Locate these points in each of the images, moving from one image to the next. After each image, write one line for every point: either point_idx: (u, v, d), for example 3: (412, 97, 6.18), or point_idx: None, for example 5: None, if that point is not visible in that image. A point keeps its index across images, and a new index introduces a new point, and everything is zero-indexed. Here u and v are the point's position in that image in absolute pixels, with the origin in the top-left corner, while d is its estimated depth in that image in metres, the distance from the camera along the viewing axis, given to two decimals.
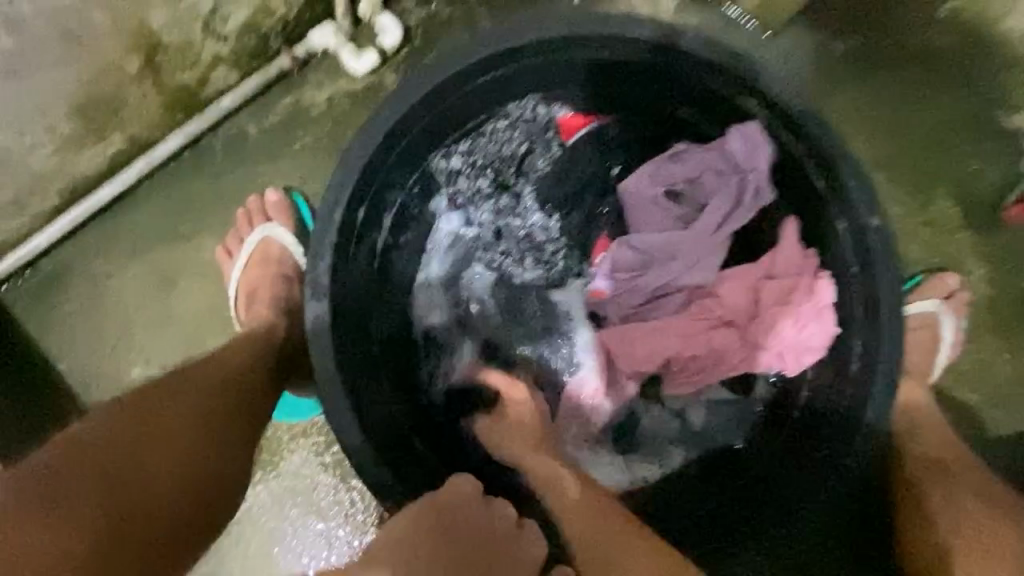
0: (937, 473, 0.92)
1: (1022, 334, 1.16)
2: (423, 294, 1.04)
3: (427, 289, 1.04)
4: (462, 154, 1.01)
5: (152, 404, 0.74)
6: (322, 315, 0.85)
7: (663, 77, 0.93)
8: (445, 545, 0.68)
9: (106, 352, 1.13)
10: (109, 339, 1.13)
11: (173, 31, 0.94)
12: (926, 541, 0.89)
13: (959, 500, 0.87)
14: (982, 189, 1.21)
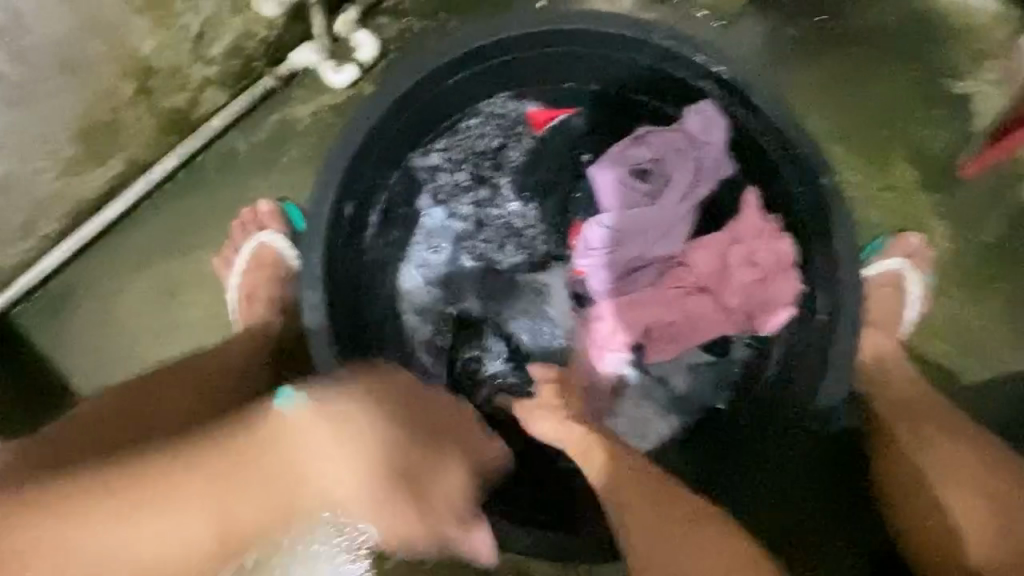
0: (905, 412, 1.01)
1: (985, 286, 1.22)
2: (413, 291, 1.09)
3: (416, 286, 1.09)
4: (440, 151, 1.07)
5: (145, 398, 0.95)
6: (317, 304, 0.93)
7: (615, 70, 1.04)
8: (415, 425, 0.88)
9: (115, 365, 1.19)
10: (118, 353, 1.19)
11: (163, 56, 1.01)
12: (900, 474, 0.98)
13: (927, 434, 0.97)
14: (938, 154, 1.28)
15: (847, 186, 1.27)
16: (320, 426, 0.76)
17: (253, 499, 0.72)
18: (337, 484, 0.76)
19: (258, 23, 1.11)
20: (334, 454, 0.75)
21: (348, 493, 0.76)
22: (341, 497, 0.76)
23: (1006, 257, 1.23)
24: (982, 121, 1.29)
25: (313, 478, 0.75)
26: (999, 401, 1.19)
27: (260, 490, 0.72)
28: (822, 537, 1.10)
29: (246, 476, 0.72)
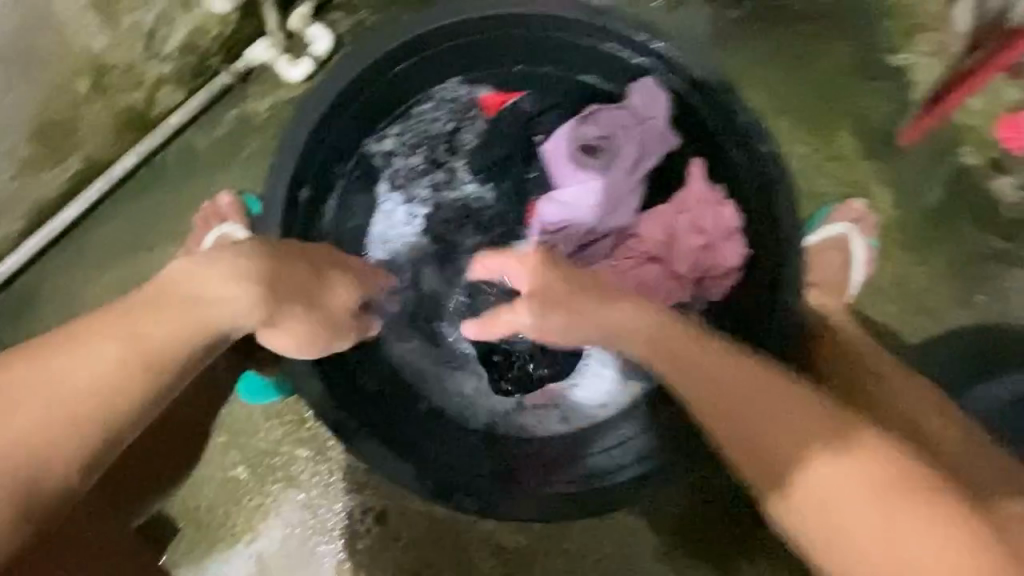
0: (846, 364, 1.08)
1: (929, 247, 1.28)
2: None
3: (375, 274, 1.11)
4: (394, 136, 1.11)
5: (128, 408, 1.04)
6: None
7: (561, 48, 1.08)
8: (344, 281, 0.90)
9: None
10: None
11: (115, 53, 1.03)
12: None
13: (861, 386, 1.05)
14: (879, 123, 1.33)
15: (794, 157, 1.32)
16: (194, 272, 0.74)
17: (165, 329, 0.71)
18: (229, 304, 0.74)
19: (211, 19, 1.13)
20: (231, 295, 0.74)
21: (258, 316, 0.76)
22: (244, 327, 0.76)
23: (947, 218, 1.29)
24: (920, 90, 1.34)
25: (203, 300, 0.73)
26: (947, 356, 1.24)
27: (179, 314, 0.72)
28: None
29: (153, 333, 0.70)
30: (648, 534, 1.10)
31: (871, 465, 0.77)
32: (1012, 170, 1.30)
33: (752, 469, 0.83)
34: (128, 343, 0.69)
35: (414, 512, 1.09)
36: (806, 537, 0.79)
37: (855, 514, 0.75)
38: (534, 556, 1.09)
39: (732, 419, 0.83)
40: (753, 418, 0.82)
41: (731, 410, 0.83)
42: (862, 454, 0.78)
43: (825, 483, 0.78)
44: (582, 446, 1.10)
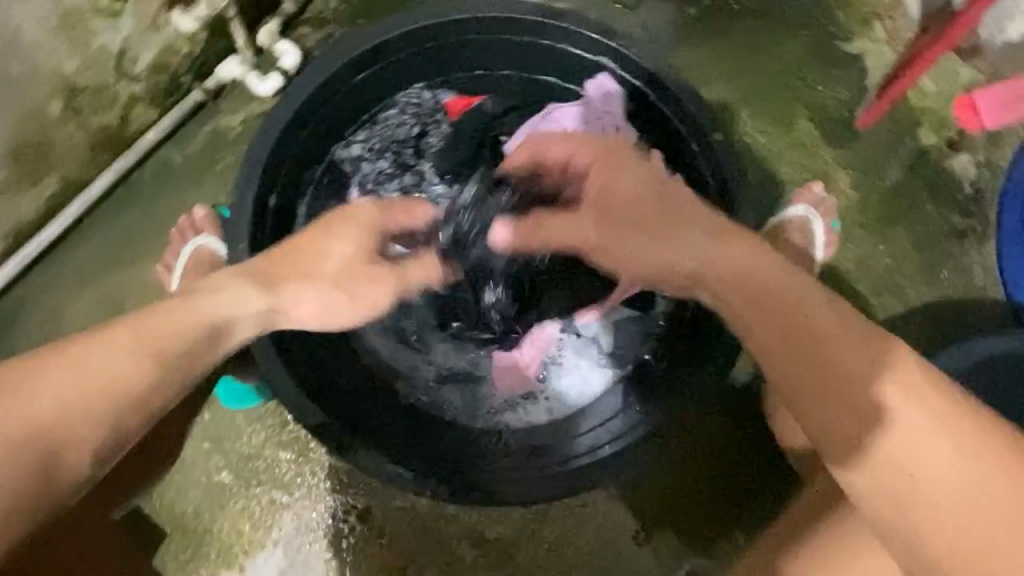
0: None
1: (889, 227, 1.31)
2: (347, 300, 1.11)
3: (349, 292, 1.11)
4: (362, 142, 1.14)
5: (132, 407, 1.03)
6: None
7: (519, 49, 1.13)
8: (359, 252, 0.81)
9: None
10: None
11: (87, 74, 1.07)
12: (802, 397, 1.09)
13: None
14: (837, 108, 1.36)
15: (756, 145, 1.35)
16: (193, 296, 0.72)
17: (173, 330, 0.70)
18: (233, 306, 0.73)
19: (180, 39, 1.17)
20: (221, 298, 0.73)
21: (266, 304, 0.76)
22: (254, 323, 0.76)
23: (906, 198, 1.32)
24: (875, 75, 1.38)
25: (201, 298, 0.72)
26: (913, 333, 1.27)
27: (179, 321, 0.70)
28: (762, 481, 1.13)
29: (157, 327, 0.69)
30: (628, 520, 1.12)
31: (946, 408, 0.69)
32: (967, 148, 1.34)
33: (825, 409, 0.71)
34: (129, 342, 0.67)
35: (396, 508, 1.12)
36: (872, 496, 0.69)
37: (938, 465, 0.67)
38: (515, 546, 1.11)
39: (807, 355, 0.71)
40: (841, 365, 0.70)
41: (810, 345, 0.71)
42: (941, 400, 0.69)
43: (921, 448, 0.67)
44: (563, 434, 1.10)
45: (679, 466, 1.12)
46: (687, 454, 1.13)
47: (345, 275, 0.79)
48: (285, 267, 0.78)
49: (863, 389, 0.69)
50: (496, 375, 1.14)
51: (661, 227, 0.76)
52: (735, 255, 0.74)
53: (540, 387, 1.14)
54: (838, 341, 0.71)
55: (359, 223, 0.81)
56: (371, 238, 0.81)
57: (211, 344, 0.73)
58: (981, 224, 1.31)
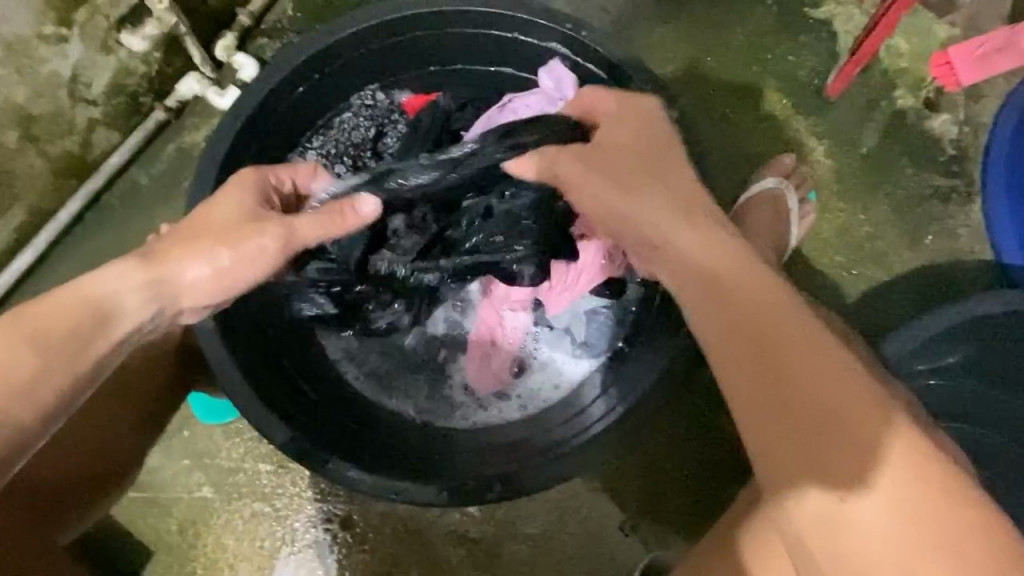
0: None
1: (869, 194, 1.27)
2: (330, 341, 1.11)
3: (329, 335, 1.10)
4: (317, 149, 1.14)
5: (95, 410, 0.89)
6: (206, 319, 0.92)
7: (470, 42, 1.12)
8: (244, 207, 0.80)
9: None
10: None
11: (40, 102, 1.08)
12: None
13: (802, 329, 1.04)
14: (809, 76, 1.32)
15: (728, 120, 1.31)
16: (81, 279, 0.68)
17: (61, 316, 0.65)
18: (118, 282, 0.69)
19: (132, 60, 1.17)
20: (110, 274, 0.69)
21: (151, 276, 0.71)
22: (143, 300, 0.70)
23: (885, 163, 1.28)
24: (847, 39, 1.33)
25: (85, 278, 0.67)
26: (900, 303, 1.23)
27: (67, 309, 0.65)
28: (743, 463, 1.11)
29: (38, 313, 0.64)
30: (611, 509, 1.11)
31: (916, 474, 0.60)
32: (947, 107, 1.29)
33: (779, 426, 0.63)
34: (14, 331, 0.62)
35: (377, 513, 1.11)
36: (801, 530, 0.64)
37: (881, 530, 0.60)
38: (500, 544, 1.11)
39: (770, 368, 0.63)
40: (811, 381, 0.62)
41: (780, 353, 0.63)
42: (916, 462, 0.61)
43: (870, 501, 0.60)
44: (539, 429, 1.09)
45: (661, 451, 1.11)
46: (662, 438, 1.12)
47: (228, 230, 0.76)
48: (172, 240, 0.75)
49: (829, 406, 0.61)
50: (467, 369, 1.12)
51: (650, 185, 0.78)
52: (705, 236, 0.72)
53: (512, 385, 1.12)
54: (815, 360, 0.63)
55: (244, 186, 0.82)
56: (253, 194, 0.82)
57: (103, 328, 0.67)
58: (965, 185, 1.27)
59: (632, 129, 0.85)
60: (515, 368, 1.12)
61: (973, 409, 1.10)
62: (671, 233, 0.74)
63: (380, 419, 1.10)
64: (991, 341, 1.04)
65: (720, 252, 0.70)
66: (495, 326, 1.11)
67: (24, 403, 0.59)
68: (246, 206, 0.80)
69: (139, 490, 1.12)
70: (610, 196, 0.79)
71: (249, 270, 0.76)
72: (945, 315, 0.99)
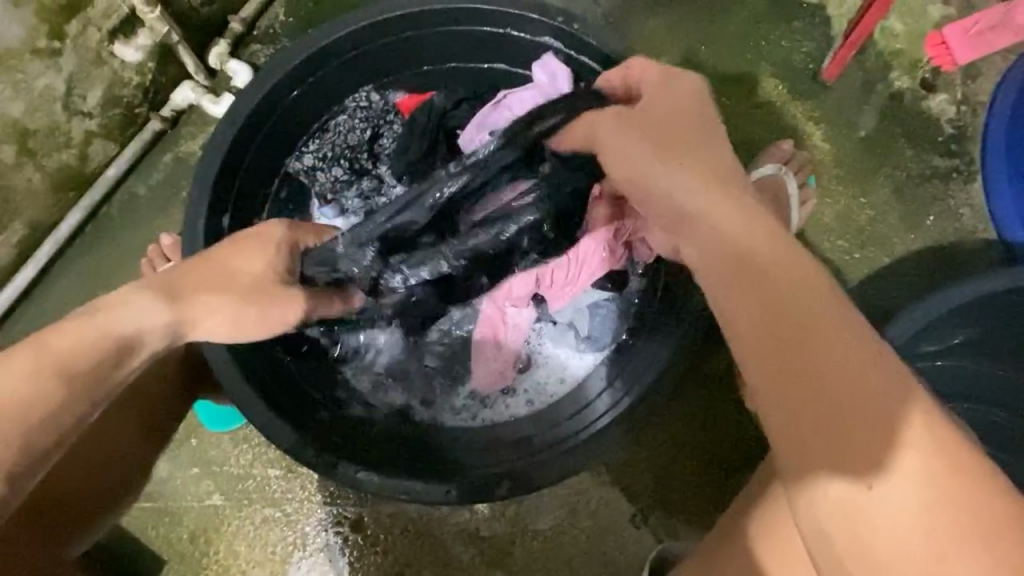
0: None
1: (868, 177, 1.26)
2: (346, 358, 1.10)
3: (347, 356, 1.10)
4: (314, 152, 1.14)
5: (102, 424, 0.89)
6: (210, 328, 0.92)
7: (463, 40, 1.12)
8: (267, 263, 0.76)
9: None
10: None
11: (36, 116, 1.08)
12: None
13: None
14: (804, 61, 1.31)
15: (724, 108, 1.31)
16: (103, 306, 0.65)
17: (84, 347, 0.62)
18: (142, 317, 0.66)
19: (126, 70, 1.17)
20: (135, 308, 0.66)
21: (175, 318, 0.68)
22: (162, 337, 0.68)
23: (884, 145, 1.27)
24: (841, 23, 1.32)
25: (110, 310, 0.65)
26: (903, 285, 1.23)
27: (89, 340, 0.63)
28: (748, 452, 1.11)
29: (62, 345, 0.61)
30: (621, 503, 1.11)
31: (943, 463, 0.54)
32: (943, 87, 1.28)
33: (806, 411, 0.56)
34: (38, 360, 0.60)
35: (387, 514, 1.11)
36: (821, 524, 0.56)
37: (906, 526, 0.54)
38: (511, 541, 1.10)
39: (801, 341, 0.56)
40: (844, 357, 0.55)
41: (808, 326, 0.57)
42: (943, 449, 0.55)
43: (893, 490, 0.54)
44: (545, 424, 1.09)
45: (669, 442, 1.11)
46: (668, 429, 1.11)
47: (252, 288, 0.73)
48: (192, 278, 0.72)
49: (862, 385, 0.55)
50: (472, 368, 1.11)
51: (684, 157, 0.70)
52: (728, 205, 0.65)
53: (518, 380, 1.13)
54: (845, 339, 0.56)
55: (267, 238, 0.78)
56: (274, 248, 0.78)
57: (119, 363, 0.64)
58: (965, 164, 1.26)
59: (681, 105, 0.75)
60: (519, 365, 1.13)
61: (981, 388, 1.10)
62: (693, 206, 0.66)
63: (388, 420, 1.11)
64: (996, 320, 1.03)
65: (743, 226, 0.63)
66: (499, 323, 1.09)
67: (43, 433, 0.58)
68: (269, 255, 0.76)
69: (149, 500, 1.12)
70: (643, 161, 0.71)
71: (254, 331, 0.75)
72: (949, 295, 0.99)
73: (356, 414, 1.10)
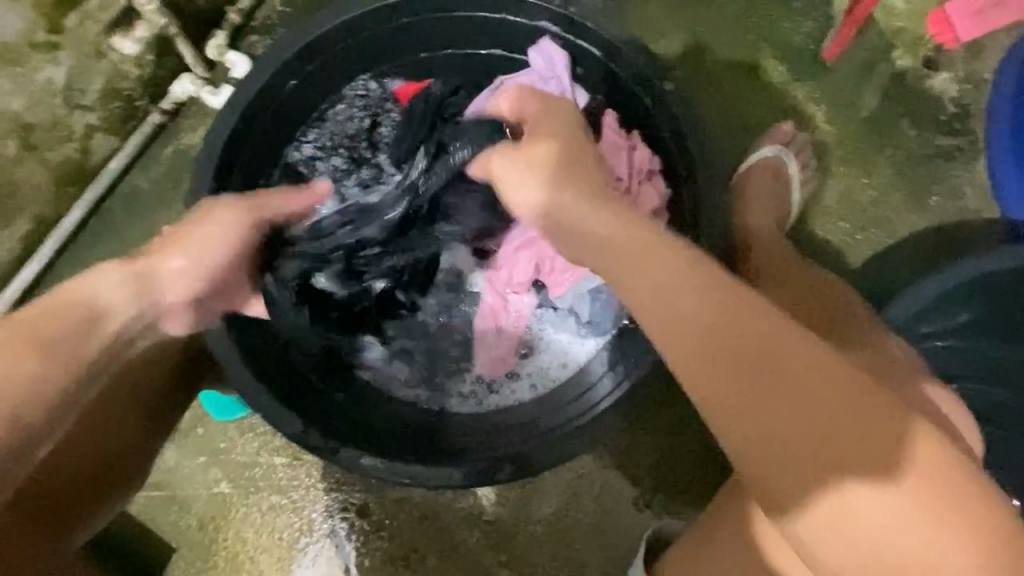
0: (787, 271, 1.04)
1: (870, 158, 1.25)
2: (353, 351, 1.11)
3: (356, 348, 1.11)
4: (313, 142, 1.15)
5: (107, 416, 0.91)
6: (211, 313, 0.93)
7: (458, 26, 1.11)
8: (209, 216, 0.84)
9: None
10: None
11: (37, 110, 1.09)
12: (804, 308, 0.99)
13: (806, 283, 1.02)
14: (804, 41, 1.30)
15: (724, 90, 1.30)
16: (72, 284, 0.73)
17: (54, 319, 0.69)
18: (102, 285, 0.73)
19: (126, 64, 1.18)
20: (95, 280, 0.73)
21: (132, 275, 0.76)
22: (127, 300, 0.75)
23: (886, 126, 1.26)
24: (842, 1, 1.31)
25: (70, 283, 0.72)
26: (906, 264, 1.22)
27: (61, 311, 0.70)
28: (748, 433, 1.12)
29: (33, 317, 0.68)
30: (624, 486, 1.11)
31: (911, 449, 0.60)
32: (946, 64, 1.27)
33: (793, 423, 0.60)
34: (16, 336, 0.65)
35: (392, 500, 1.12)
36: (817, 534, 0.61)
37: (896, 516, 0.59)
38: (516, 525, 1.11)
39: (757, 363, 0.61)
40: (806, 370, 0.61)
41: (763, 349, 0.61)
42: (925, 455, 0.60)
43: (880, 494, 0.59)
44: (549, 408, 1.10)
45: (672, 427, 1.11)
46: (670, 413, 1.12)
47: (200, 239, 0.82)
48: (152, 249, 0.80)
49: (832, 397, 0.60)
50: (473, 354, 1.13)
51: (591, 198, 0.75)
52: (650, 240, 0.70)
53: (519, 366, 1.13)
54: (808, 364, 0.61)
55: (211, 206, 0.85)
56: (215, 206, 0.85)
57: (95, 326, 0.72)
58: (968, 143, 1.25)
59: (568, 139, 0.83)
60: (522, 351, 1.14)
61: (984, 367, 1.09)
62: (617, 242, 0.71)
63: (392, 407, 1.12)
64: (1000, 298, 1.03)
65: (682, 262, 0.66)
66: (500, 310, 1.12)
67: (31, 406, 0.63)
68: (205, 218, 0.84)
69: (158, 489, 1.14)
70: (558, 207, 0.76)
71: (214, 256, 0.83)
72: (950, 273, 0.98)
73: (359, 403, 1.10)
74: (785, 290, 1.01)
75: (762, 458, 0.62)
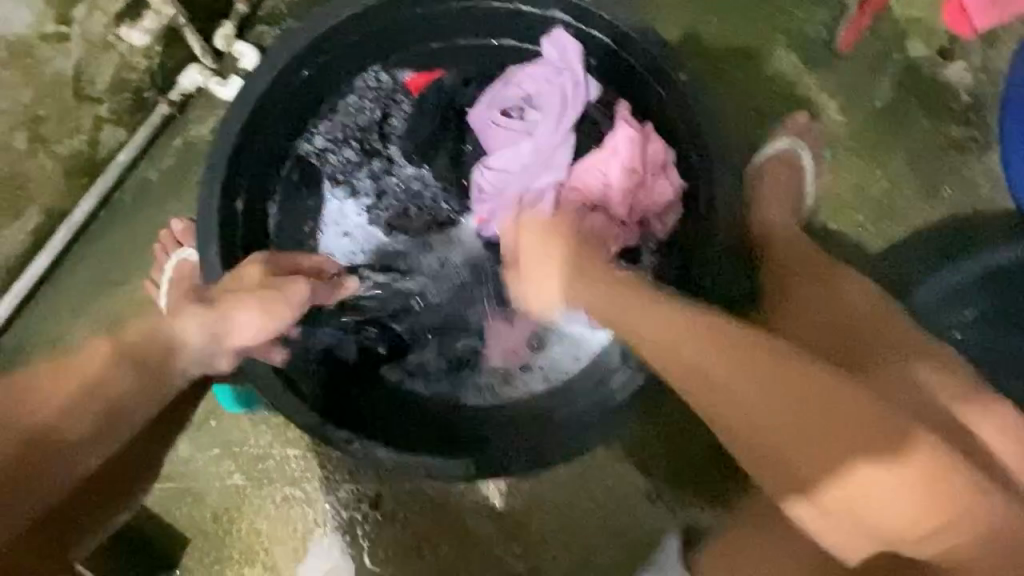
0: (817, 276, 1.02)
1: (883, 149, 1.25)
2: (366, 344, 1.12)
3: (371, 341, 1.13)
4: (324, 133, 1.14)
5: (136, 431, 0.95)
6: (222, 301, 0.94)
7: (472, 16, 1.11)
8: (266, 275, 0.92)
9: None
10: None
11: (45, 101, 1.09)
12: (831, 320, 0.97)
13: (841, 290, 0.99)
14: (818, 30, 1.28)
15: (737, 80, 1.28)
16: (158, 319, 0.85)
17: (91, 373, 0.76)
18: (188, 321, 0.84)
19: (134, 55, 1.17)
20: (188, 313, 0.85)
21: (207, 321, 0.85)
22: (206, 338, 0.84)
23: (899, 116, 1.25)
24: None
25: (165, 317, 0.85)
26: (919, 257, 1.21)
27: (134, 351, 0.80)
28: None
29: (135, 337, 0.81)
30: (636, 477, 1.12)
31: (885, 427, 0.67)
32: (960, 55, 1.26)
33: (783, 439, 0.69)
34: (112, 348, 0.79)
35: (406, 492, 1.13)
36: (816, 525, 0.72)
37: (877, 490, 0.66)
38: (528, 516, 1.12)
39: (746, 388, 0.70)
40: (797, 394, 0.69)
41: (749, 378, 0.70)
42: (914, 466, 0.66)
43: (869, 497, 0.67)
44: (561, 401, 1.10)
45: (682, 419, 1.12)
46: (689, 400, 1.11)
47: (257, 289, 0.88)
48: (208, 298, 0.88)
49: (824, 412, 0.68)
50: (487, 345, 1.13)
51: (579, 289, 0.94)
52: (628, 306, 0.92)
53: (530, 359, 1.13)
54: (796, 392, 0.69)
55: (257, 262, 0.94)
56: (264, 265, 0.94)
57: (173, 355, 0.83)
58: (982, 134, 1.24)
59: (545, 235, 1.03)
60: (535, 344, 1.12)
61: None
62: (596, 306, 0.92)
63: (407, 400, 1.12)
64: (1016, 291, 1.02)
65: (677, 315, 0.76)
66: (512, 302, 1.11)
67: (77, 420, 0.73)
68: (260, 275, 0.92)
69: (171, 481, 1.14)
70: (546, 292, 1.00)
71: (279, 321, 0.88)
72: (964, 266, 0.99)
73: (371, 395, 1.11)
74: (813, 291, 1.00)
75: (762, 461, 0.73)
